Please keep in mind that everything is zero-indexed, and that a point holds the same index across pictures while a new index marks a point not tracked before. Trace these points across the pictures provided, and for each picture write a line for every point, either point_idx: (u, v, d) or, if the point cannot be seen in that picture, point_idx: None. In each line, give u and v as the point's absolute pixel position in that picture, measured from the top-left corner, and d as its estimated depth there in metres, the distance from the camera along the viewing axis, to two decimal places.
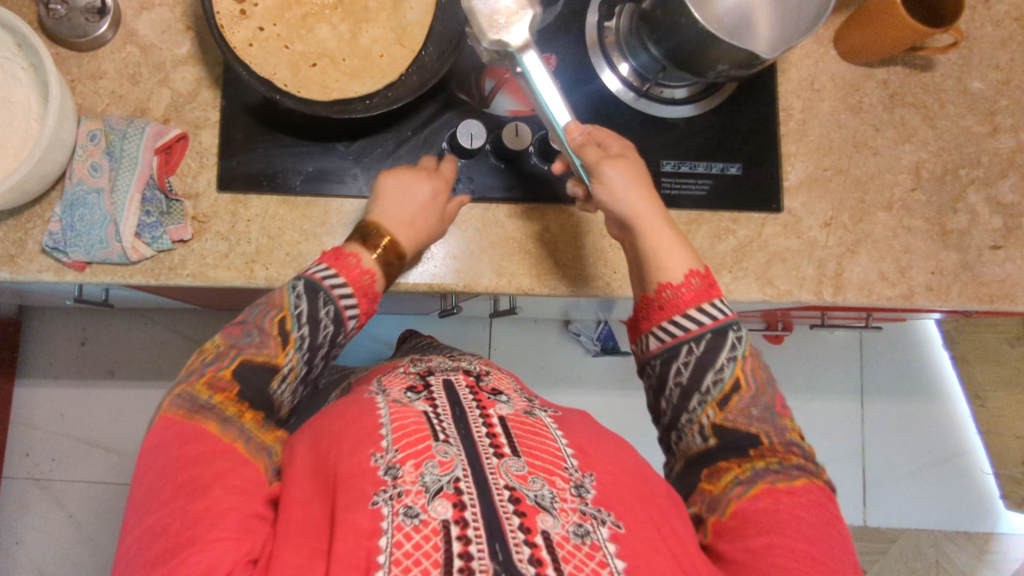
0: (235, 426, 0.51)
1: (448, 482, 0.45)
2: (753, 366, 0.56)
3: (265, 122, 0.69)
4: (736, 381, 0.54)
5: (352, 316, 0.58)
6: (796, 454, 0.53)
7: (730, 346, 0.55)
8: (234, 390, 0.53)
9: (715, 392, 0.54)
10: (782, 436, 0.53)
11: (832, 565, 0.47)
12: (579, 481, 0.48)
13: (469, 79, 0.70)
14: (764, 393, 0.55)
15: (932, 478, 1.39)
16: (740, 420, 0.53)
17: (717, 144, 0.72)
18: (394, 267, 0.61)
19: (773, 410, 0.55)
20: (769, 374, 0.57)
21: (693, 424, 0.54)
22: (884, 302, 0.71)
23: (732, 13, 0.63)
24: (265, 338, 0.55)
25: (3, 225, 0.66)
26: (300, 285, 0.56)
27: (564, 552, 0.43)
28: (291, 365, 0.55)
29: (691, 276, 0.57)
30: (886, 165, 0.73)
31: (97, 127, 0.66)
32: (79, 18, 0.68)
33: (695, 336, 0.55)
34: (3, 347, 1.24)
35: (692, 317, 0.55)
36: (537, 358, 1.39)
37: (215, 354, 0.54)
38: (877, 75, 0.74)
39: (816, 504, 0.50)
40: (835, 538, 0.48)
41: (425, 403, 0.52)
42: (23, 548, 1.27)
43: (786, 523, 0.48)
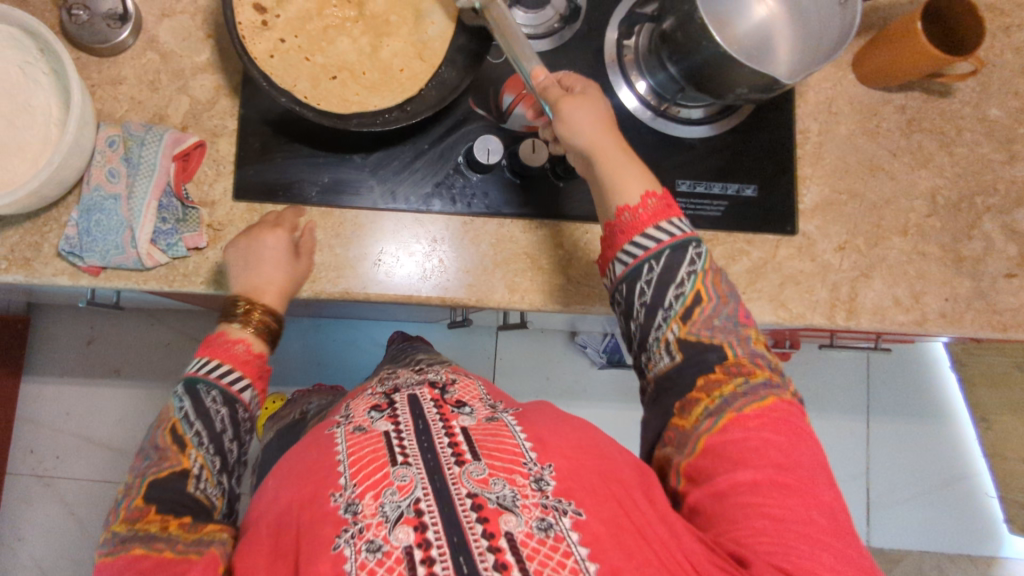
0: (163, 540, 0.48)
1: (408, 505, 0.46)
2: (715, 278, 0.56)
3: (283, 132, 0.69)
4: (697, 294, 0.55)
5: (245, 389, 0.55)
6: (761, 367, 0.54)
7: (690, 260, 0.55)
8: (151, 510, 0.49)
9: (678, 307, 0.54)
10: (746, 347, 0.54)
11: (800, 477, 0.49)
12: (539, 474, 0.49)
13: (489, 92, 0.72)
14: (727, 302, 0.56)
15: (936, 500, 1.39)
16: (704, 331, 0.54)
17: (733, 164, 0.72)
18: (274, 325, 0.59)
19: (736, 320, 0.55)
20: (729, 278, 0.57)
21: (660, 341, 0.54)
22: (897, 328, 0.70)
23: (753, 36, 0.65)
24: (163, 453, 0.52)
25: (20, 228, 0.66)
26: (180, 387, 0.54)
27: (529, 550, 0.44)
28: (201, 465, 0.52)
29: (648, 198, 0.56)
30: (902, 190, 0.73)
31: (116, 132, 0.66)
32: (101, 24, 0.68)
33: (654, 253, 0.54)
34: (11, 344, 1.25)
35: (651, 236, 0.55)
36: (543, 369, 1.39)
37: (123, 492, 0.51)
38: (895, 100, 0.74)
39: (781, 425, 0.51)
40: (802, 450, 0.50)
41: (387, 422, 0.53)
42: (24, 545, 1.27)
43: (751, 452, 0.49)
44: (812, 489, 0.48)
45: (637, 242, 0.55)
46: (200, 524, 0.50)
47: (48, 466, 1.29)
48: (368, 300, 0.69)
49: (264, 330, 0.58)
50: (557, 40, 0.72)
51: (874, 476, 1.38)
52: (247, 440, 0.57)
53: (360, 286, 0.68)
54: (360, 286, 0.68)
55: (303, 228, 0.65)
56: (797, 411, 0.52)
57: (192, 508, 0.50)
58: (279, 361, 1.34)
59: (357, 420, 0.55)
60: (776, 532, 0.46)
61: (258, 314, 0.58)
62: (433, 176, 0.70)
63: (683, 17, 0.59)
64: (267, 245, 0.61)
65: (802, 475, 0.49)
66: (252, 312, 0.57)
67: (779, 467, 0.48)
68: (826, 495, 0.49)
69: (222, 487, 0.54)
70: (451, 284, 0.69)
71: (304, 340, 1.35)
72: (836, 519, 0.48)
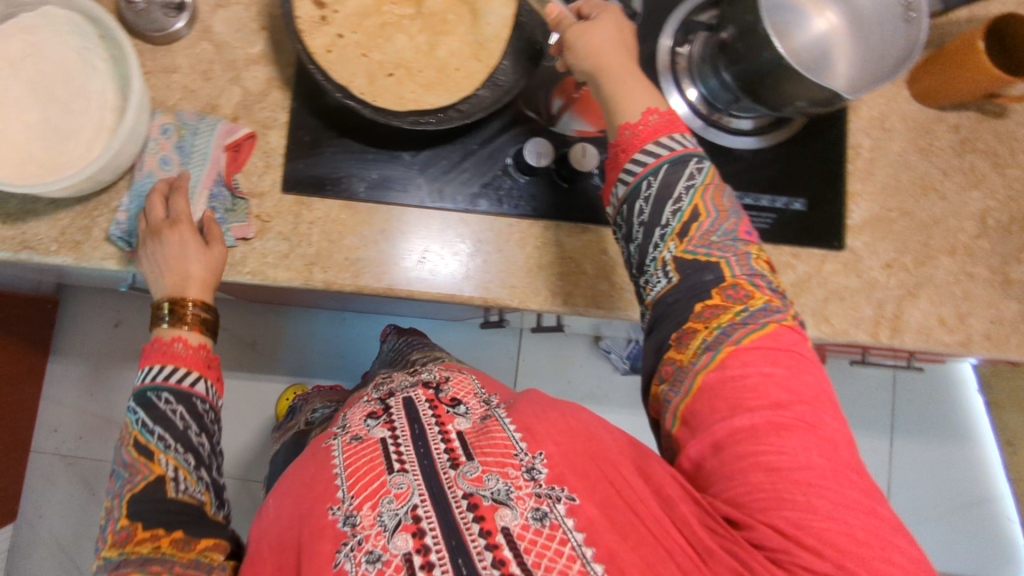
0: (157, 559, 0.51)
1: (405, 513, 0.48)
2: (714, 193, 0.53)
3: (335, 127, 0.70)
4: (695, 210, 0.53)
5: (195, 383, 0.59)
6: (760, 288, 0.51)
7: (689, 175, 0.53)
8: (138, 527, 0.52)
9: (676, 223, 0.52)
10: (746, 266, 0.51)
11: (801, 409, 0.46)
12: (531, 463, 0.51)
13: (538, 97, 0.72)
14: (726, 218, 0.53)
15: (958, 521, 1.37)
16: (702, 248, 0.52)
17: (781, 177, 0.72)
18: (212, 318, 0.63)
19: (736, 235, 0.53)
20: (730, 194, 0.55)
21: (657, 261, 0.53)
22: (942, 348, 0.70)
23: (811, 48, 0.65)
24: (135, 468, 0.55)
25: (70, 212, 0.67)
26: (133, 403, 0.57)
27: (526, 542, 0.46)
28: (174, 466, 0.55)
29: (650, 114, 0.55)
30: (952, 210, 0.72)
31: (169, 121, 0.67)
32: (159, 14, 0.68)
33: (653, 168, 0.53)
34: (40, 324, 1.26)
35: (650, 151, 0.54)
36: (565, 373, 1.39)
37: (109, 514, 0.54)
38: (948, 119, 0.73)
39: (780, 355, 0.48)
40: (802, 381, 0.47)
41: (384, 428, 0.56)
42: (44, 523, 1.28)
43: (748, 390, 0.46)
44: (815, 425, 0.46)
45: (639, 154, 0.54)
46: (191, 541, 0.53)
47: (70, 446, 1.30)
48: (410, 297, 0.69)
49: (203, 321, 0.62)
50: None
51: (894, 494, 1.36)
52: (215, 433, 0.61)
53: (404, 283, 0.68)
54: (403, 284, 0.68)
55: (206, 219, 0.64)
56: (796, 336, 0.50)
57: (178, 515, 0.53)
58: (303, 353, 1.35)
59: (353, 430, 0.58)
60: (773, 483, 0.44)
61: (190, 310, 0.61)
62: (481, 178, 0.71)
63: (745, 27, 0.59)
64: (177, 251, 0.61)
65: (803, 411, 0.46)
66: (185, 309, 0.61)
67: (778, 407, 0.45)
68: (829, 429, 0.46)
69: (205, 482, 0.57)
70: (494, 285, 0.69)
71: (329, 333, 1.36)
72: (839, 453, 0.45)
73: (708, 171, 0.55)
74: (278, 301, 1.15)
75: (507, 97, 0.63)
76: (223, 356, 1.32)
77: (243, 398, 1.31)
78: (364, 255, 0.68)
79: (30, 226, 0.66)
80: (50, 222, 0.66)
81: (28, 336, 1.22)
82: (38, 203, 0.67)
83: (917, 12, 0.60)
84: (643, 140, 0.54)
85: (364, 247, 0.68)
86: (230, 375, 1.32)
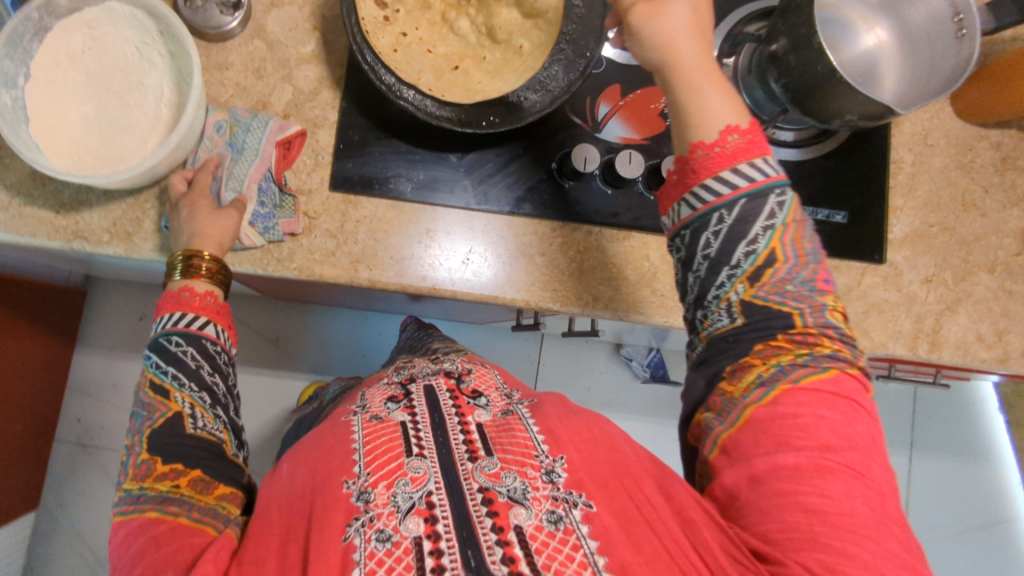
0: (174, 500, 0.51)
1: (420, 497, 0.47)
2: (794, 235, 0.51)
3: (384, 127, 0.71)
4: (772, 254, 0.50)
5: (204, 326, 0.60)
6: (829, 339, 0.50)
7: (769, 213, 0.50)
8: (158, 462, 0.53)
9: (747, 266, 0.50)
10: (818, 317, 0.50)
11: (851, 459, 0.46)
12: (550, 466, 0.51)
13: (584, 104, 0.73)
14: (804, 263, 0.51)
15: (975, 541, 1.37)
16: (774, 296, 0.50)
17: (823, 189, 0.73)
18: (226, 272, 0.63)
19: (814, 284, 0.51)
20: (810, 232, 0.52)
21: (722, 300, 0.51)
22: (979, 364, 0.70)
23: (859, 62, 0.68)
24: (152, 407, 0.57)
25: (122, 203, 0.68)
26: (150, 349, 0.59)
27: (537, 543, 0.45)
28: (190, 404, 0.57)
29: (728, 134, 0.51)
30: (993, 227, 0.73)
31: (223, 118, 0.68)
32: (214, 11, 0.70)
33: (728, 202, 0.50)
34: (68, 314, 1.27)
35: (725, 181, 0.50)
36: (584, 379, 1.39)
37: (128, 451, 0.56)
38: (991, 137, 0.74)
39: (838, 401, 0.48)
40: (855, 429, 0.47)
41: (404, 413, 0.55)
42: (64, 511, 1.28)
43: (800, 430, 0.46)
44: (863, 473, 0.46)
45: (711, 180, 0.51)
46: (210, 484, 0.54)
47: (93, 436, 1.31)
48: (453, 297, 0.70)
49: (216, 275, 0.62)
50: None
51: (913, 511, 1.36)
52: (230, 375, 0.62)
53: (447, 284, 0.69)
54: (447, 284, 0.69)
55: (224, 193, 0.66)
56: (857, 384, 0.50)
57: (198, 451, 0.54)
58: (325, 351, 1.35)
59: (373, 410, 0.57)
60: (809, 524, 0.44)
61: (206, 263, 0.61)
62: (525, 181, 0.71)
63: (797, 38, 0.60)
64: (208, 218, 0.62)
65: (853, 458, 0.46)
66: (201, 261, 0.61)
67: (826, 450, 0.46)
68: (875, 479, 0.46)
69: (222, 420, 0.58)
70: (535, 288, 0.70)
71: (352, 331, 1.37)
72: (883, 506, 0.45)
73: (789, 204, 0.51)
74: (306, 298, 1.16)
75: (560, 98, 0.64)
76: (246, 351, 1.33)
77: (265, 393, 1.32)
78: (409, 254, 0.69)
79: (84, 216, 0.68)
80: (102, 213, 0.68)
81: (56, 325, 1.23)
82: (91, 193, 0.68)
83: (969, 30, 0.60)
84: (719, 164, 0.50)
85: (410, 247, 0.69)
86: (253, 369, 1.33)
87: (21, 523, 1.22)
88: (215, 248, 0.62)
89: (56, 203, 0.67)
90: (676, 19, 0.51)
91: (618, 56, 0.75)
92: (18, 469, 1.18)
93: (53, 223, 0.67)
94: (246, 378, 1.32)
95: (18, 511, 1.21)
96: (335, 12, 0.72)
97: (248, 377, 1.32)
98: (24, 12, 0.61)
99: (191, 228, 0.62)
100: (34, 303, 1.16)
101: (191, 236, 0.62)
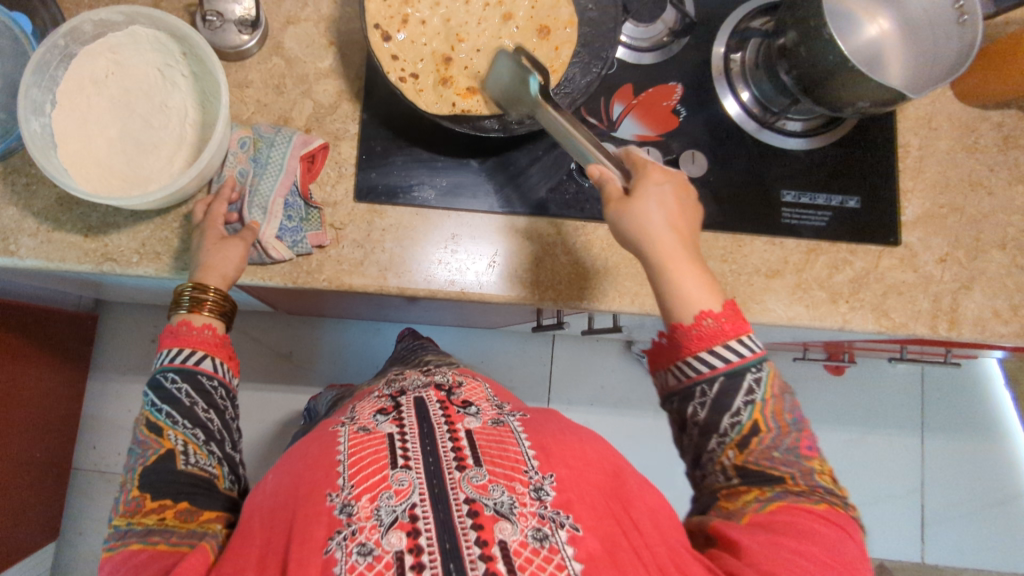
0: (157, 533, 0.51)
1: (403, 510, 0.47)
2: (777, 407, 0.53)
3: (403, 136, 0.72)
4: (756, 424, 0.52)
5: (201, 361, 0.59)
6: (821, 494, 0.51)
7: (748, 388, 0.52)
8: (147, 498, 0.53)
9: (734, 434, 0.52)
10: (807, 478, 0.51)
11: (844, 563, 0.47)
12: (539, 483, 0.51)
13: (598, 103, 0.75)
14: (788, 433, 0.52)
15: (989, 517, 1.41)
16: (763, 462, 0.51)
17: (836, 177, 0.75)
18: (229, 306, 0.63)
19: (798, 451, 0.52)
20: (790, 403, 0.54)
21: (716, 463, 0.53)
22: (998, 338, 0.72)
23: (865, 50, 0.69)
24: (146, 444, 0.57)
25: (150, 224, 0.69)
26: (148, 389, 0.58)
27: (521, 559, 0.45)
28: (183, 441, 0.56)
29: (702, 318, 0.53)
30: (1001, 205, 0.75)
31: (247, 134, 0.68)
32: (233, 30, 0.70)
33: (708, 378, 0.52)
34: (81, 340, 1.26)
35: (703, 360, 0.53)
36: (598, 378, 1.40)
37: (122, 487, 0.55)
38: (992, 117, 0.76)
39: (832, 522, 0.49)
40: (851, 544, 0.49)
41: (392, 424, 0.55)
42: (85, 540, 1.27)
43: (799, 533, 0.48)
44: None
45: (690, 359, 0.53)
46: (195, 513, 0.54)
47: (110, 463, 1.30)
48: (482, 301, 0.71)
49: (220, 308, 0.62)
50: (665, 53, 0.76)
51: (926, 489, 1.40)
52: (227, 410, 0.61)
53: (475, 288, 0.70)
54: (475, 288, 0.70)
55: (241, 216, 0.67)
56: (848, 519, 0.50)
57: (188, 486, 0.54)
58: (338, 362, 1.35)
59: (361, 422, 0.57)
60: None
61: (211, 296, 0.61)
62: (544, 184, 0.73)
63: (807, 31, 0.62)
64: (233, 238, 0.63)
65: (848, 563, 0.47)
66: (206, 295, 0.61)
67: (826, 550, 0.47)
68: None
69: (216, 456, 0.58)
70: (564, 287, 0.71)
71: (363, 342, 1.37)
72: None
73: (767, 378, 0.53)
74: (319, 310, 1.16)
75: (569, 111, 0.66)
76: (259, 367, 1.33)
77: (280, 409, 1.32)
78: (437, 259, 0.70)
79: (113, 238, 0.68)
80: (130, 234, 0.68)
81: (70, 353, 1.22)
82: (118, 216, 0.68)
83: (970, 16, 0.63)
84: (697, 346, 0.53)
85: (436, 251, 0.70)
86: (264, 384, 1.33)
87: (44, 553, 1.21)
88: (220, 282, 0.62)
89: (84, 227, 0.68)
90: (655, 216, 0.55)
91: (628, 56, 0.76)
92: (38, 498, 1.17)
93: (83, 247, 0.68)
94: (261, 395, 1.32)
95: (41, 540, 1.20)
96: (350, 25, 0.74)
97: (263, 393, 1.32)
98: (51, 40, 0.62)
99: (208, 259, 0.63)
100: (49, 331, 1.16)
101: (209, 269, 0.62)
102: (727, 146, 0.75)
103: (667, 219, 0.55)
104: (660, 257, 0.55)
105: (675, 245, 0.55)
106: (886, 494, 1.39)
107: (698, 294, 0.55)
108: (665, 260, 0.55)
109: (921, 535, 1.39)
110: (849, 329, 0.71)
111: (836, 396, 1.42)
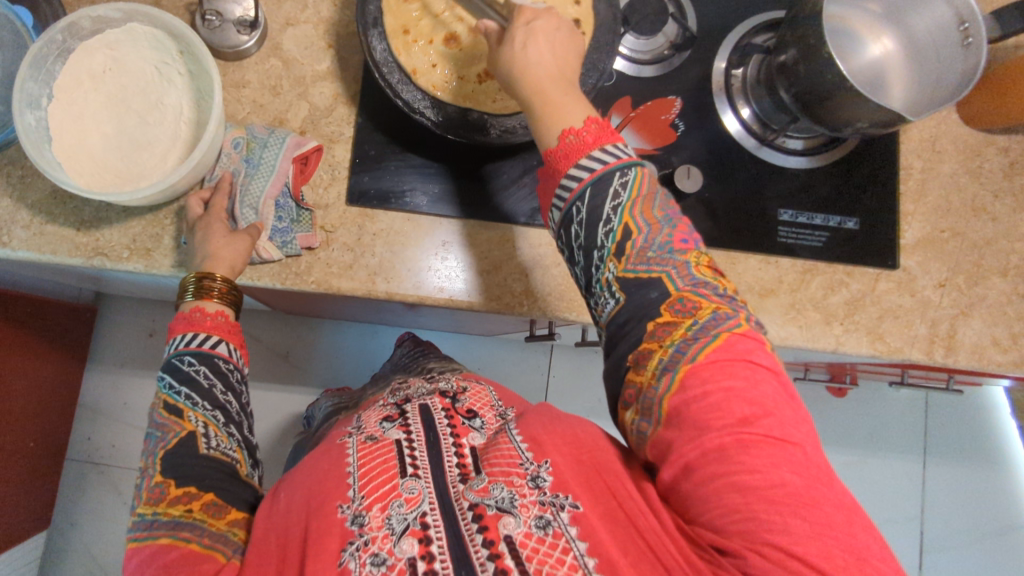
0: (186, 526, 0.50)
1: (414, 518, 0.47)
2: (645, 207, 0.49)
3: (398, 141, 0.72)
4: (628, 228, 0.49)
5: (217, 346, 0.59)
6: (708, 302, 0.47)
7: (614, 192, 0.49)
8: (171, 485, 0.51)
9: (609, 244, 0.49)
10: (687, 277, 0.48)
11: (763, 424, 0.43)
12: (536, 472, 0.49)
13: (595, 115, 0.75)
14: (660, 229, 0.49)
15: (990, 548, 1.38)
16: (641, 266, 0.48)
17: (835, 199, 0.74)
18: (238, 294, 0.63)
19: (673, 247, 0.49)
20: (661, 201, 0.51)
21: (601, 283, 0.49)
22: (995, 367, 0.70)
23: (867, 73, 0.70)
24: (166, 427, 0.55)
25: (141, 219, 0.69)
26: (163, 372, 0.57)
27: (528, 550, 0.45)
28: (204, 423, 0.55)
29: (566, 135, 0.51)
30: (1003, 231, 0.73)
31: (240, 135, 0.68)
32: (231, 30, 0.70)
33: (579, 194, 0.50)
34: (79, 332, 1.26)
35: (573, 176, 0.50)
36: (595, 390, 1.39)
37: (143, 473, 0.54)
38: (998, 142, 0.75)
39: (741, 365, 0.45)
40: (779, 402, 0.44)
41: (399, 431, 0.54)
42: (77, 530, 1.27)
43: (714, 411, 0.43)
44: (785, 438, 0.43)
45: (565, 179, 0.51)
46: (222, 508, 0.52)
47: (103, 454, 1.30)
48: (471, 309, 0.70)
49: (229, 295, 0.61)
50: (665, 66, 0.76)
51: (927, 516, 1.38)
52: (242, 393, 0.60)
53: (464, 296, 0.69)
54: (463, 296, 0.69)
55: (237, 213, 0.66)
56: (752, 342, 0.46)
57: (214, 472, 0.53)
58: (333, 365, 1.35)
59: (368, 431, 0.56)
60: (749, 501, 0.41)
61: (218, 284, 0.60)
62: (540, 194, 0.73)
63: (807, 49, 0.61)
64: (218, 236, 0.62)
65: (771, 425, 0.43)
66: (213, 283, 0.60)
67: (744, 424, 0.43)
68: (797, 442, 0.43)
69: (235, 439, 0.57)
70: (551, 297, 0.70)
71: (361, 346, 1.36)
72: (823, 475, 0.43)
73: (634, 180, 0.50)
74: (317, 312, 1.16)
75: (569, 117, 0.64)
76: (256, 365, 1.33)
77: (274, 408, 1.32)
78: (426, 266, 0.70)
79: (104, 233, 0.68)
80: (122, 229, 0.68)
81: (67, 344, 1.23)
82: (111, 211, 0.69)
83: (974, 39, 0.61)
84: (565, 163, 0.51)
85: (426, 259, 0.70)
86: (261, 383, 1.33)
87: (35, 541, 1.21)
88: (227, 271, 0.62)
89: (77, 220, 0.68)
90: (537, 54, 0.53)
91: (628, 68, 0.75)
92: (30, 486, 1.18)
93: (74, 241, 0.68)
94: (255, 394, 1.32)
95: (32, 530, 1.20)
96: (349, 29, 0.74)
97: (258, 391, 1.32)
98: (49, 34, 0.62)
99: (214, 251, 0.62)
100: (47, 320, 1.16)
101: (216, 260, 0.61)
102: (724, 162, 0.74)
103: (535, 53, 0.53)
104: (536, 92, 0.53)
105: (546, 79, 0.52)
106: (885, 520, 1.37)
107: (568, 121, 0.52)
108: (540, 99, 0.52)
109: (919, 562, 1.36)
110: (842, 352, 0.70)
111: (838, 417, 1.40)
